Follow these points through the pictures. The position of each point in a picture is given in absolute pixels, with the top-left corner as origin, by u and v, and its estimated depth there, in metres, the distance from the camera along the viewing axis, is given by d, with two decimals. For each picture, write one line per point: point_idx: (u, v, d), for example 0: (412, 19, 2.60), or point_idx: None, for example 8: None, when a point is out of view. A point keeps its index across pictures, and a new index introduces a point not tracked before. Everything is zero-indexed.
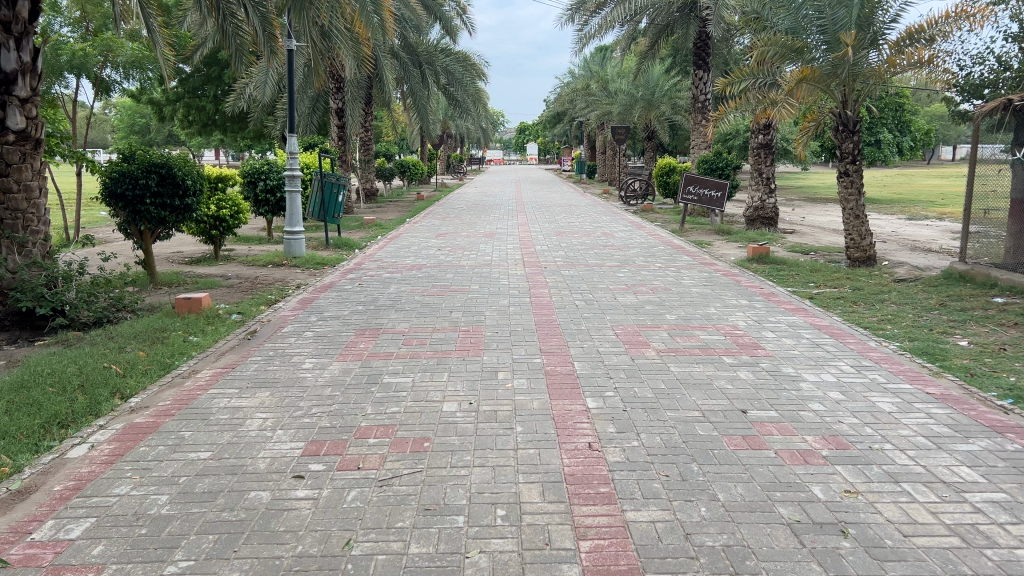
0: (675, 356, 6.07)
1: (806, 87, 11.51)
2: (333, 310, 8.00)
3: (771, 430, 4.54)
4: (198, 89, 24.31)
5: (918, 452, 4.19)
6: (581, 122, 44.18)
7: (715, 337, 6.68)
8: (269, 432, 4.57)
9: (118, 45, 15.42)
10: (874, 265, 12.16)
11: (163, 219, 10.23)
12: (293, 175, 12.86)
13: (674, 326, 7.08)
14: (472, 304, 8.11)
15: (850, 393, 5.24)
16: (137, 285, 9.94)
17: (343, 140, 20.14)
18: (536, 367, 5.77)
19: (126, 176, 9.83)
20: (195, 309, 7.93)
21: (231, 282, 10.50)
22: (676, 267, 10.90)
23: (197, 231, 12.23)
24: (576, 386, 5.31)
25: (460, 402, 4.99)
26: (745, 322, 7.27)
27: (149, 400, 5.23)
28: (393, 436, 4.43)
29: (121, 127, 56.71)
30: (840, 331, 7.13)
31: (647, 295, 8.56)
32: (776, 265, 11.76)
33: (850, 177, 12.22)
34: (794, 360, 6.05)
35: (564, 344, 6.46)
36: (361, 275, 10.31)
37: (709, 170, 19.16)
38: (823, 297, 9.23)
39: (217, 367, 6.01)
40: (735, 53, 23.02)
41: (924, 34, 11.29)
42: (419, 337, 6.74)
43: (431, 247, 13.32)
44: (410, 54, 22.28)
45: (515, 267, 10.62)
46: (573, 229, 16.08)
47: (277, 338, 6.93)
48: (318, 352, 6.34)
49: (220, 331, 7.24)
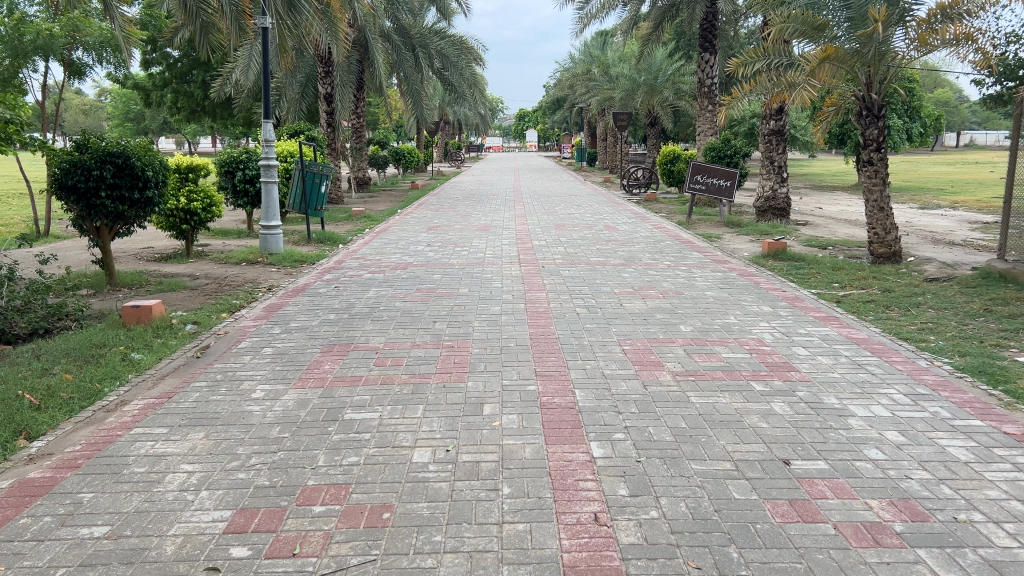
0: (695, 382, 5.10)
1: (829, 67, 10.53)
2: (301, 319, 7.05)
3: (824, 491, 3.60)
4: (185, 75, 23.36)
5: (1019, 527, 3.26)
6: (582, 109, 43.22)
7: (739, 356, 5.72)
8: (191, 495, 3.61)
9: (86, 25, 14.38)
10: (900, 262, 11.22)
11: (121, 214, 9.24)
12: (269, 165, 11.88)
13: (691, 340, 6.12)
14: (459, 312, 7.16)
15: (911, 434, 4.28)
16: (92, 288, 8.99)
17: (333, 126, 19.13)
18: (529, 398, 4.81)
19: (78, 168, 8.81)
20: (145, 319, 6.95)
21: (199, 282, 9.54)
22: (687, 266, 9.94)
23: (165, 225, 11.24)
24: (577, 424, 4.36)
25: (434, 448, 4.04)
26: (772, 335, 6.32)
27: (56, 445, 4.27)
28: (345, 502, 3.48)
29: (115, 114, 55.91)
30: (882, 346, 6.15)
31: (657, 301, 7.61)
32: (794, 262, 10.83)
33: (875, 167, 11.25)
34: (836, 387, 5.08)
35: (564, 364, 5.50)
36: (340, 275, 9.38)
37: (716, 158, 18.17)
38: (851, 301, 8.30)
39: (153, 396, 5.05)
40: (741, 35, 22.02)
41: (960, 9, 10.03)
42: (395, 356, 5.79)
43: (420, 241, 12.39)
44: (402, 37, 21.32)
45: (510, 266, 9.69)
46: (573, 221, 15.14)
47: (230, 356, 5.97)
48: (273, 377, 5.37)
49: (168, 347, 6.29)
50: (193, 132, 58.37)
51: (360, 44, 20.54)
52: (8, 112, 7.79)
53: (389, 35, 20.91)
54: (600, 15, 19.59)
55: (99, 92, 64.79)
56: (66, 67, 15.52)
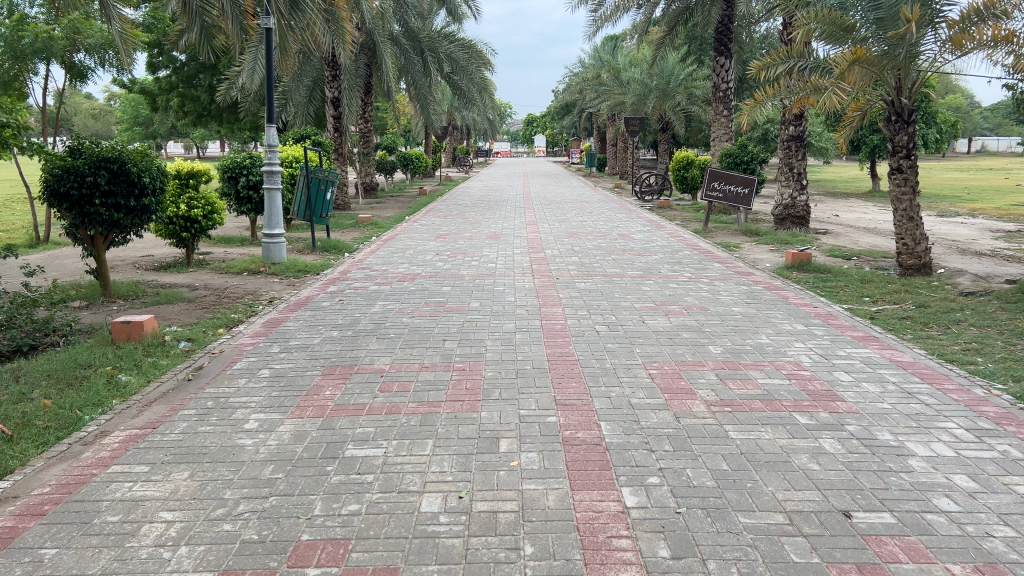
0: (732, 415, 4.63)
1: (858, 70, 10.03)
2: (302, 337, 6.59)
3: (894, 551, 3.13)
4: (192, 79, 23.07)
5: None
6: (591, 114, 42.85)
7: (777, 383, 5.25)
8: (168, 553, 3.15)
9: (85, 26, 13.92)
10: (931, 274, 10.72)
11: (116, 222, 8.78)
12: (272, 171, 11.45)
13: (722, 364, 5.65)
14: (470, 329, 6.69)
15: (984, 479, 3.80)
16: (86, 299, 8.57)
17: (341, 131, 18.68)
18: (549, 431, 4.34)
19: (71, 174, 8.36)
20: (136, 335, 6.50)
21: (197, 293, 9.11)
22: (709, 278, 9.47)
23: (164, 232, 10.82)
24: (606, 466, 3.89)
25: (445, 495, 3.58)
26: (810, 358, 5.84)
27: (23, 485, 3.81)
28: (344, 563, 3.02)
29: (125, 118, 56.06)
30: (930, 372, 5.64)
31: (681, 317, 7.14)
32: (820, 274, 10.35)
33: (904, 174, 10.72)
34: (888, 421, 4.60)
35: (586, 392, 5.01)
36: (343, 287, 8.93)
37: (732, 164, 17.51)
38: (886, 318, 7.82)
39: (136, 426, 4.59)
40: (756, 40, 21.54)
41: (996, 9, 9.45)
42: (402, 380, 5.33)
43: (428, 250, 11.97)
44: (411, 40, 20.81)
45: (524, 278, 9.23)
46: (586, 229, 14.69)
47: (224, 378, 5.52)
48: (269, 404, 4.91)
49: (158, 367, 5.84)
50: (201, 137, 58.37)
51: (368, 48, 20.10)
52: (4, 115, 7.32)
53: (399, 39, 20.38)
54: (613, 18, 19.19)
55: (108, 98, 65.14)
56: (67, 69, 15.13)
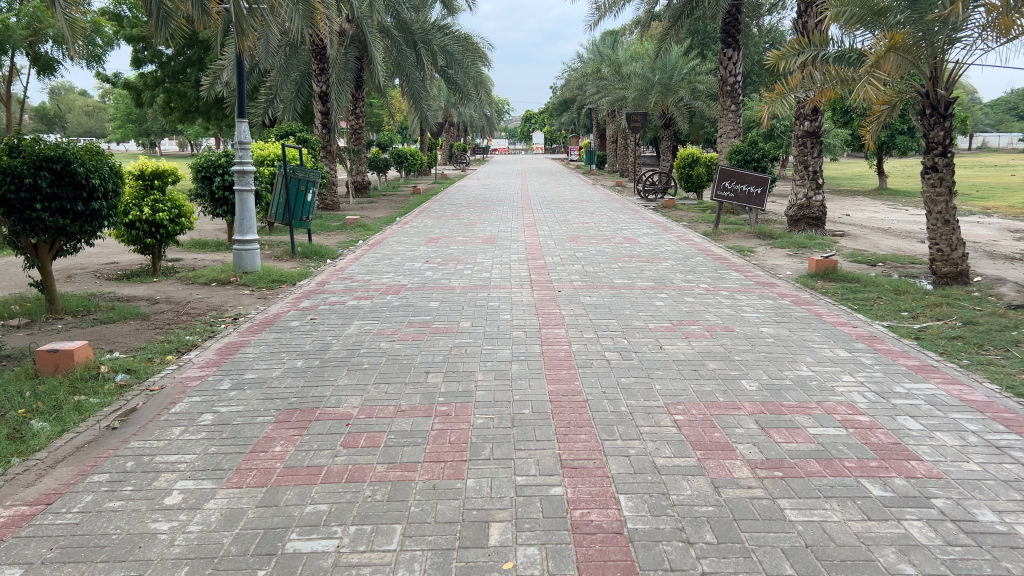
0: (785, 483, 3.67)
1: (895, 58, 8.85)
2: (259, 368, 5.59)
3: None
4: (178, 73, 22.01)
5: None
6: (592, 111, 41.78)
7: (833, 435, 4.26)
8: None
9: (47, 14, 12.86)
10: (968, 283, 9.74)
11: (61, 228, 7.60)
12: (243, 171, 10.38)
13: (762, 407, 4.65)
14: (458, 359, 5.68)
15: None
16: (28, 315, 7.57)
17: (328, 128, 17.60)
18: (554, 513, 3.35)
19: (7, 175, 7.14)
20: (64, 366, 5.47)
21: (155, 308, 8.11)
22: (729, 290, 8.50)
23: (126, 238, 9.76)
24: (631, 571, 2.91)
25: None
26: (864, 398, 4.85)
27: None
28: None
29: (119, 116, 55.16)
30: (1012, 416, 4.64)
31: (704, 341, 6.15)
32: (847, 283, 9.39)
33: (939, 173, 9.71)
34: (985, 491, 3.62)
35: (598, 448, 4.03)
36: (318, 302, 7.94)
37: (741, 162, 16.48)
38: (935, 339, 6.81)
39: (25, 502, 3.60)
40: (761, 33, 20.47)
41: None
42: (371, 431, 4.32)
43: (417, 257, 10.91)
44: (403, 33, 19.79)
45: (522, 291, 8.23)
46: (588, 232, 13.67)
47: (156, 428, 4.51)
48: (201, 468, 3.91)
49: (82, 408, 4.84)
50: (194, 133, 57.29)
51: (359, 40, 19.04)
52: None
53: (389, 31, 19.29)
54: (614, 10, 18.10)
55: (103, 93, 64.17)
56: (33, 61, 14.10)
